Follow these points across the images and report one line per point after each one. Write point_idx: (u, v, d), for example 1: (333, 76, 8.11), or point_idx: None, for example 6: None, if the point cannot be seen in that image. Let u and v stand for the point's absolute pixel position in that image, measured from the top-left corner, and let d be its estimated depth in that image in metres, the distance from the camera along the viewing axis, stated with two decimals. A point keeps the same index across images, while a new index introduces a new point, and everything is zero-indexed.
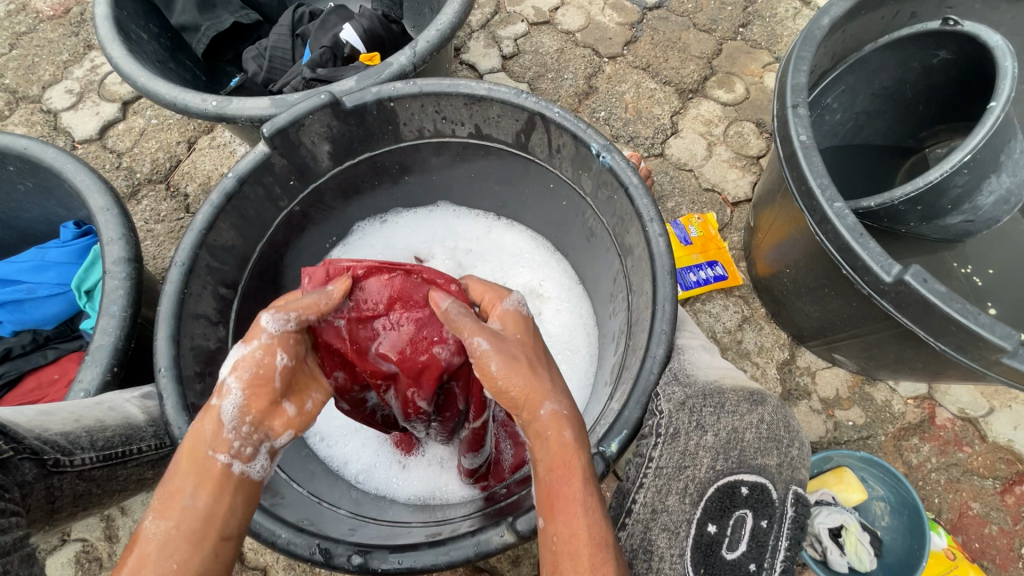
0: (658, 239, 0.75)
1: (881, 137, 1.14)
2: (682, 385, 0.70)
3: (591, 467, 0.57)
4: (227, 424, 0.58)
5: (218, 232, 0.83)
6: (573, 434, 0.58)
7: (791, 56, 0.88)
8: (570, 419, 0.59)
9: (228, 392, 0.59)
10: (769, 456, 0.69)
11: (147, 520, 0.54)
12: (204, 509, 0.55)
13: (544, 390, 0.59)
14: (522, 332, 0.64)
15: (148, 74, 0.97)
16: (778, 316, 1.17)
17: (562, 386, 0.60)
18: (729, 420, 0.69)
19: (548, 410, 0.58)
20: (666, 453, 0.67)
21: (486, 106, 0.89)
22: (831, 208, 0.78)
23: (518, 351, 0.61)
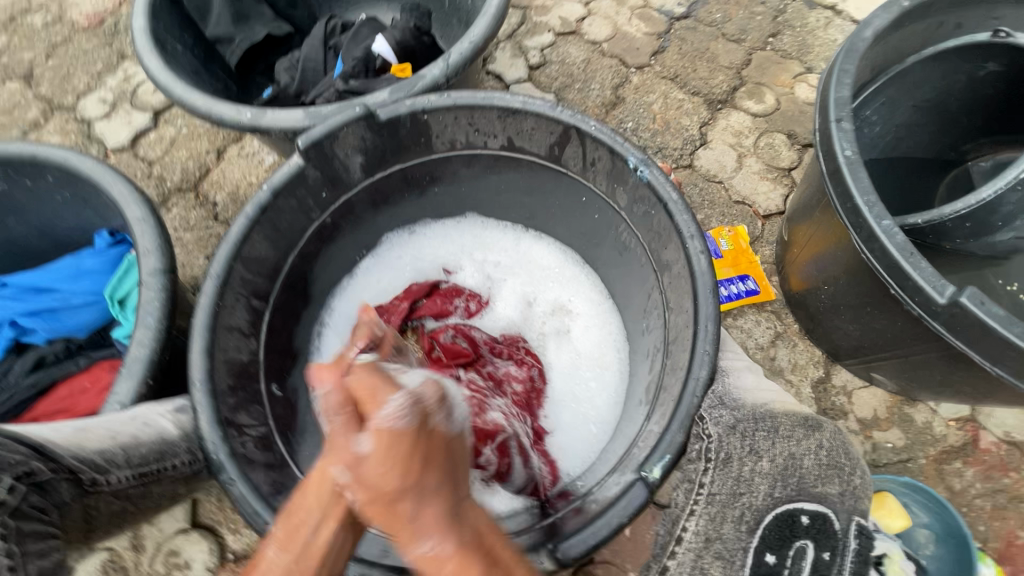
0: (699, 257, 0.73)
1: (921, 150, 1.10)
2: (731, 408, 0.72)
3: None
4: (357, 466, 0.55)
5: (252, 244, 0.83)
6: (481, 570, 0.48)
7: (834, 69, 0.86)
8: (449, 551, 0.48)
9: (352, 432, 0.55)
10: (830, 484, 0.65)
11: (271, 549, 0.54)
12: (325, 545, 0.54)
13: (411, 526, 0.49)
14: (406, 464, 0.50)
15: (183, 86, 0.98)
16: (813, 332, 1.14)
17: (435, 516, 0.49)
18: (785, 445, 0.67)
19: (430, 548, 0.48)
20: (719, 479, 0.65)
21: (521, 118, 0.89)
22: (879, 225, 0.75)
23: (386, 467, 0.50)
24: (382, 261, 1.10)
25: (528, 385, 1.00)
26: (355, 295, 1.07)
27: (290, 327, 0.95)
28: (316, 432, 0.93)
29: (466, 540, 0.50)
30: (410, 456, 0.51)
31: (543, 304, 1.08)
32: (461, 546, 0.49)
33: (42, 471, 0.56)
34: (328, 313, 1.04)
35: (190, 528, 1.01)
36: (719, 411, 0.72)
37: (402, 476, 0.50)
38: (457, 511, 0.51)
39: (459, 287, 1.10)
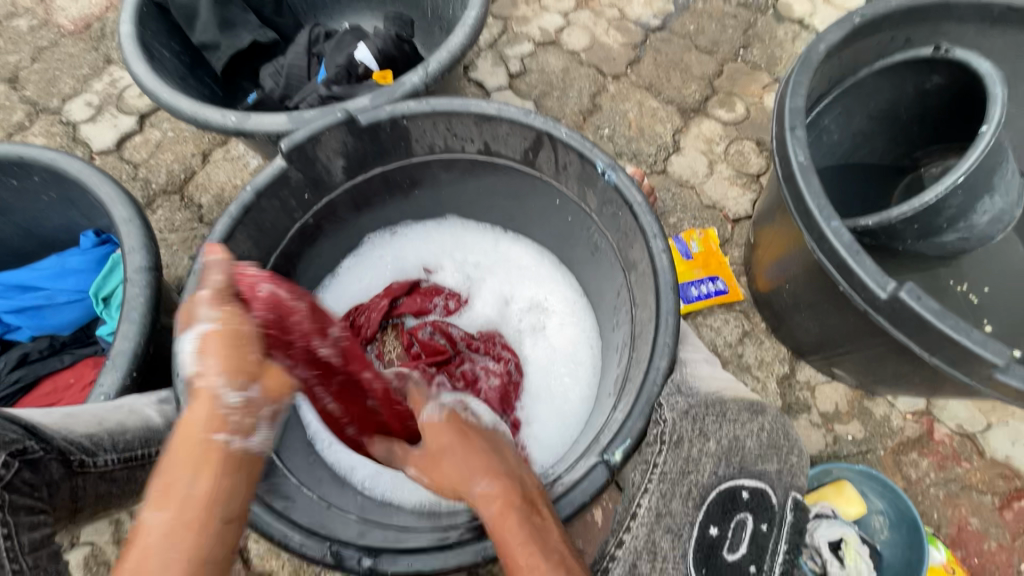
0: (660, 255, 0.78)
1: (877, 158, 1.17)
2: (682, 394, 0.71)
3: (522, 504, 0.62)
4: (220, 403, 0.55)
5: (236, 242, 0.86)
6: (509, 505, 0.62)
7: (789, 81, 0.92)
8: (497, 491, 0.63)
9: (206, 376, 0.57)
10: (768, 463, 0.72)
11: (144, 513, 0.50)
12: (203, 495, 0.51)
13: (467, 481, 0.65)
14: (455, 433, 0.71)
15: (169, 90, 1.01)
16: (778, 330, 1.19)
17: (478, 467, 0.65)
18: (730, 428, 0.72)
19: (482, 490, 0.63)
20: (670, 460, 0.70)
21: (496, 124, 0.93)
22: (828, 226, 0.80)
23: (440, 452, 0.70)
24: (366, 262, 1.14)
25: (504, 379, 1.04)
26: (342, 294, 1.12)
27: None
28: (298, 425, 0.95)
29: (509, 482, 0.64)
30: (454, 431, 0.72)
31: (521, 302, 1.12)
32: (507, 486, 0.64)
33: (35, 450, 0.59)
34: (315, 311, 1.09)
35: None
36: (675, 398, 0.71)
37: (449, 447, 0.69)
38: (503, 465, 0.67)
39: (440, 286, 1.14)
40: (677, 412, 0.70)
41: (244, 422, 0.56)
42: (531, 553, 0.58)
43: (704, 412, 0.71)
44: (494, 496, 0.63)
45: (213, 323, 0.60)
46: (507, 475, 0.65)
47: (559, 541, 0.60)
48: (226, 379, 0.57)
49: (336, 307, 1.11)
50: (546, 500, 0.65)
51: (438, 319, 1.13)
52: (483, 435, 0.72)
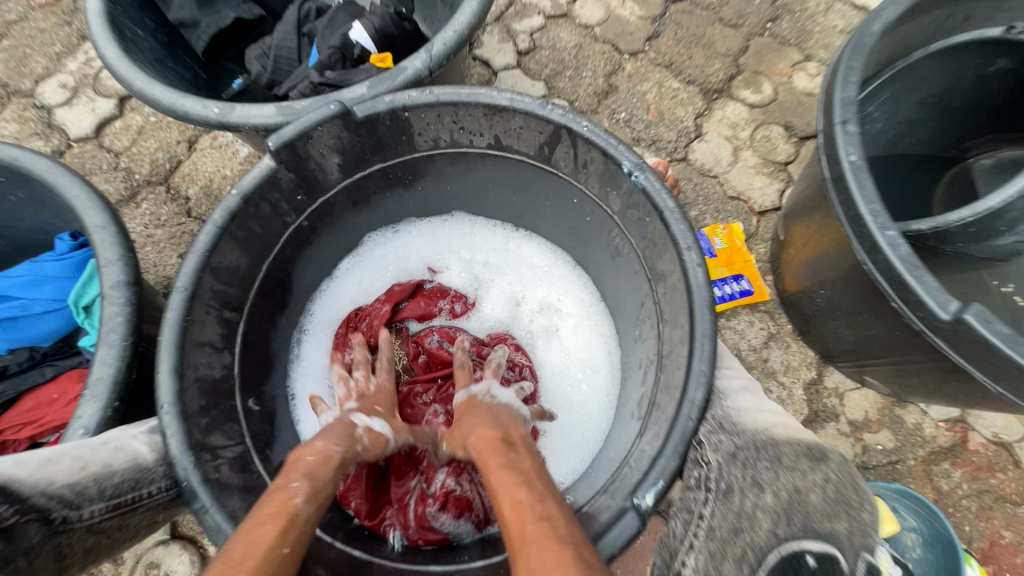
0: (696, 270, 0.69)
1: (921, 147, 1.07)
2: (730, 434, 0.66)
3: (511, 453, 0.68)
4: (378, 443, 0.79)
5: (222, 252, 0.78)
6: (498, 440, 0.70)
7: (839, 67, 0.82)
8: (492, 436, 0.71)
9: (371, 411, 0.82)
10: (839, 521, 0.59)
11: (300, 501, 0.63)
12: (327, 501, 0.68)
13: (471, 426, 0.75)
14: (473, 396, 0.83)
15: (145, 78, 0.91)
16: (807, 334, 1.11)
17: (483, 419, 0.75)
18: (790, 478, 0.62)
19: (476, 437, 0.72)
20: (718, 512, 0.61)
21: (508, 116, 0.83)
22: (883, 237, 0.71)
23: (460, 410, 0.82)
24: (369, 262, 1.06)
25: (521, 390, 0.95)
26: (342, 296, 1.04)
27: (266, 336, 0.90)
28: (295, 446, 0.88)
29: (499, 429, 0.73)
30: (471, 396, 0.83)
31: (533, 305, 1.05)
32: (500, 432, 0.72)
33: (5, 514, 0.51)
34: (315, 315, 1.01)
35: (170, 540, 0.98)
36: (718, 436, 0.66)
37: (467, 408, 0.80)
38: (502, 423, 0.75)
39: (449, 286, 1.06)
40: (724, 454, 0.64)
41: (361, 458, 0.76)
42: (504, 473, 0.64)
43: (756, 454, 0.64)
44: (482, 436, 0.71)
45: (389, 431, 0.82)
46: (497, 424, 0.74)
47: (539, 471, 0.66)
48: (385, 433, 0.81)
49: (337, 312, 1.03)
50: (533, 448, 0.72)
51: (443, 323, 1.06)
52: (499, 410, 0.79)
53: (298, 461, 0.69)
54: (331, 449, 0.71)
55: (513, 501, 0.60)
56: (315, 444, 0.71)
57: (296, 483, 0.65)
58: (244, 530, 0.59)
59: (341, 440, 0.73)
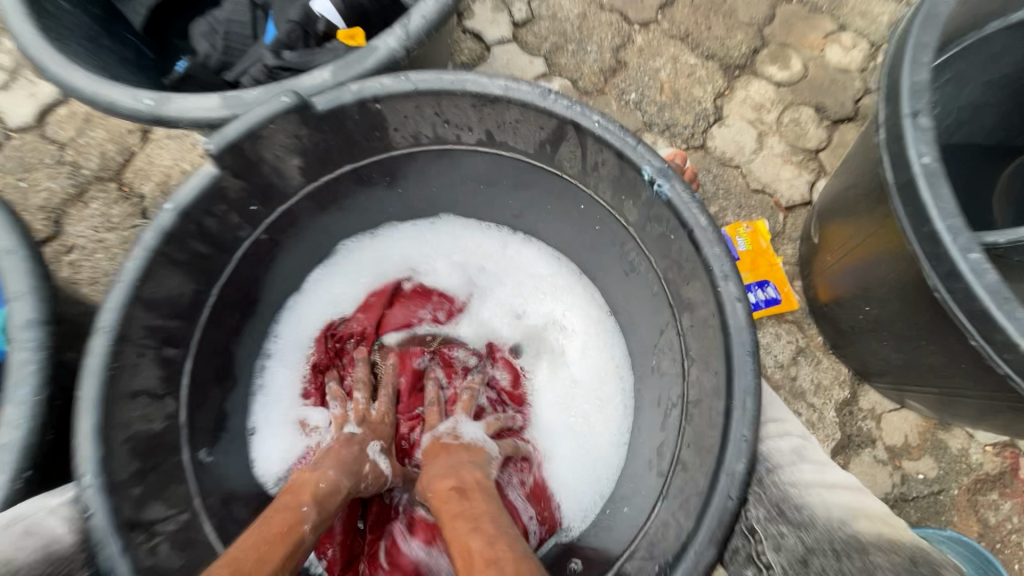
0: (735, 306, 0.56)
1: (983, 135, 0.92)
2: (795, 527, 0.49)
3: (467, 504, 0.61)
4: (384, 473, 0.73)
5: (158, 281, 0.64)
6: (456, 482, 0.64)
7: (907, 43, 0.66)
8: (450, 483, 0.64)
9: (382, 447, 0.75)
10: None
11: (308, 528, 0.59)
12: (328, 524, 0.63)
13: (431, 470, 0.68)
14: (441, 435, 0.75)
15: (64, 62, 0.76)
16: (841, 349, 0.98)
17: (445, 461, 0.68)
18: None
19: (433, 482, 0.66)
20: None
21: (502, 108, 0.68)
22: (966, 260, 0.58)
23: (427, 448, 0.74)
24: (339, 270, 0.89)
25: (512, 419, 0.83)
26: (309, 314, 0.86)
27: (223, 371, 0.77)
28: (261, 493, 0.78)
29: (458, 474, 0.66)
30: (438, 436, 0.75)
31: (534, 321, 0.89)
32: (458, 478, 0.65)
33: None
34: (277, 337, 0.84)
35: None
36: (780, 528, 0.50)
37: (432, 448, 0.73)
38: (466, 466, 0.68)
39: (441, 294, 0.90)
40: (790, 558, 0.47)
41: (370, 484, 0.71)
42: (458, 520, 0.59)
43: (835, 565, 0.45)
44: (437, 487, 0.64)
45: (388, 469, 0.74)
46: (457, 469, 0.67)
47: (508, 523, 0.60)
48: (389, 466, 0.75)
49: (303, 332, 0.86)
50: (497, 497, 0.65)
51: (429, 329, 0.89)
52: (461, 454, 0.70)
53: (307, 486, 0.64)
54: (341, 482, 0.65)
55: (463, 551, 0.56)
56: (327, 471, 0.66)
57: (306, 507, 0.61)
58: (251, 543, 0.55)
59: (348, 475, 0.67)
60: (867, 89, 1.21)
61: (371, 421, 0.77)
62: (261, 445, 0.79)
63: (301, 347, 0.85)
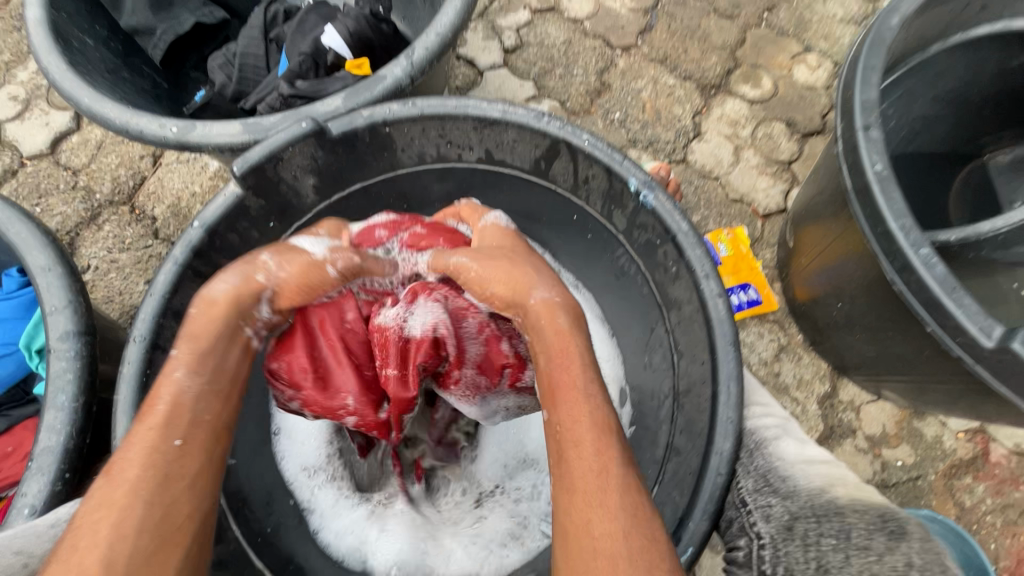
0: (716, 300, 0.63)
1: (936, 144, 1.01)
2: (781, 497, 0.54)
3: (589, 350, 0.56)
4: (277, 274, 0.60)
5: (186, 293, 0.70)
6: (567, 319, 0.57)
7: (858, 65, 0.75)
8: (563, 304, 0.58)
9: (278, 261, 0.60)
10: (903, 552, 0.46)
11: (178, 370, 0.53)
12: (232, 369, 0.57)
13: (532, 280, 0.59)
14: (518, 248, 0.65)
15: (92, 93, 0.82)
16: (820, 345, 1.06)
17: (549, 278, 0.60)
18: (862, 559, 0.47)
19: (542, 297, 0.58)
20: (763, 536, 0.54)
21: (500, 130, 0.75)
22: (917, 255, 0.65)
23: (495, 254, 0.63)
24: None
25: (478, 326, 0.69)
26: None
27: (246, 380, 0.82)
28: (283, 488, 0.83)
29: (569, 295, 0.59)
30: (506, 242, 0.66)
31: None
32: (571, 304, 0.58)
33: None
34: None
35: None
36: (767, 498, 0.56)
37: (501, 260, 0.62)
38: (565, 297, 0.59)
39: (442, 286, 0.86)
40: (777, 526, 0.53)
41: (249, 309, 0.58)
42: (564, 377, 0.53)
43: (816, 527, 0.51)
44: (549, 317, 0.57)
45: (324, 255, 0.64)
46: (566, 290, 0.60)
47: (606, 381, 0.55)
48: (285, 274, 0.60)
49: None
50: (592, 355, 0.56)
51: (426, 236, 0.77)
52: (492, 267, 0.61)
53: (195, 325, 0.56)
54: (219, 294, 0.56)
55: (597, 427, 0.51)
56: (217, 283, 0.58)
57: (179, 364, 0.53)
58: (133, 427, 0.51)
59: (232, 277, 0.58)
60: (832, 105, 1.30)
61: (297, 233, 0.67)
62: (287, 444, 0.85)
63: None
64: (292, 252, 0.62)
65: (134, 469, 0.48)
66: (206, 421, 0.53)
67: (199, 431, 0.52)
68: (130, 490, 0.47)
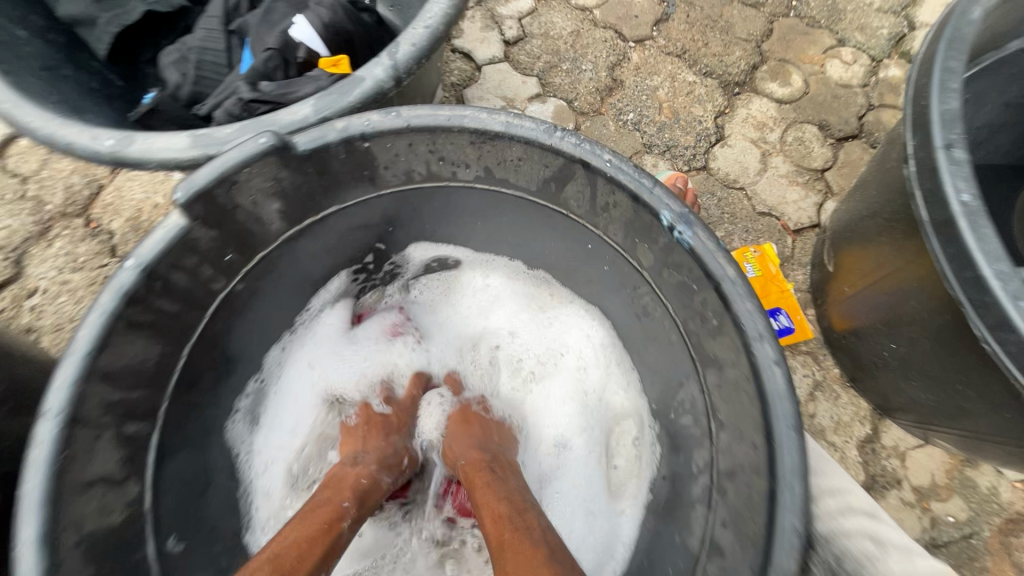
0: (771, 369, 0.50)
1: (1001, 155, 0.88)
2: None
3: (499, 466, 0.68)
4: (377, 471, 0.69)
5: (117, 349, 0.57)
6: (482, 453, 0.70)
7: (934, 68, 0.62)
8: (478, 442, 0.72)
9: (376, 461, 0.70)
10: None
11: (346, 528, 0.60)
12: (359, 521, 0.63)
13: (455, 430, 0.75)
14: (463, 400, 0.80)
15: (16, 98, 0.69)
16: (863, 384, 0.93)
17: (471, 422, 0.75)
18: None
19: (470, 441, 0.72)
20: None
21: (502, 145, 0.62)
22: (1019, 310, 0.52)
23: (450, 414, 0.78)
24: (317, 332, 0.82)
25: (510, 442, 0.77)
26: (291, 377, 0.80)
27: (201, 442, 0.69)
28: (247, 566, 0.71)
29: (489, 435, 0.74)
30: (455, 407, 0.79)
31: (537, 356, 0.83)
32: (489, 441, 0.73)
33: None
34: (267, 404, 0.78)
35: None
36: None
37: (453, 421, 0.76)
38: (493, 440, 0.73)
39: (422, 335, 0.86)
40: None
41: (371, 480, 0.67)
42: (489, 488, 0.63)
43: None
44: (473, 451, 0.70)
45: (398, 458, 0.73)
46: (488, 431, 0.75)
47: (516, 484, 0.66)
48: (384, 469, 0.70)
49: (286, 395, 0.79)
50: (513, 467, 0.70)
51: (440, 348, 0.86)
52: (483, 423, 0.76)
53: (349, 481, 0.65)
54: (379, 480, 0.68)
55: (495, 513, 0.60)
56: (369, 466, 0.69)
57: (347, 502, 0.62)
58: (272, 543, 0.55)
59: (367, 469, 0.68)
60: (870, 105, 1.17)
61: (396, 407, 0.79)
62: (256, 484, 0.74)
63: (297, 411, 0.79)
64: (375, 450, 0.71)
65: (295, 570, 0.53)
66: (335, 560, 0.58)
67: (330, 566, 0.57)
68: None
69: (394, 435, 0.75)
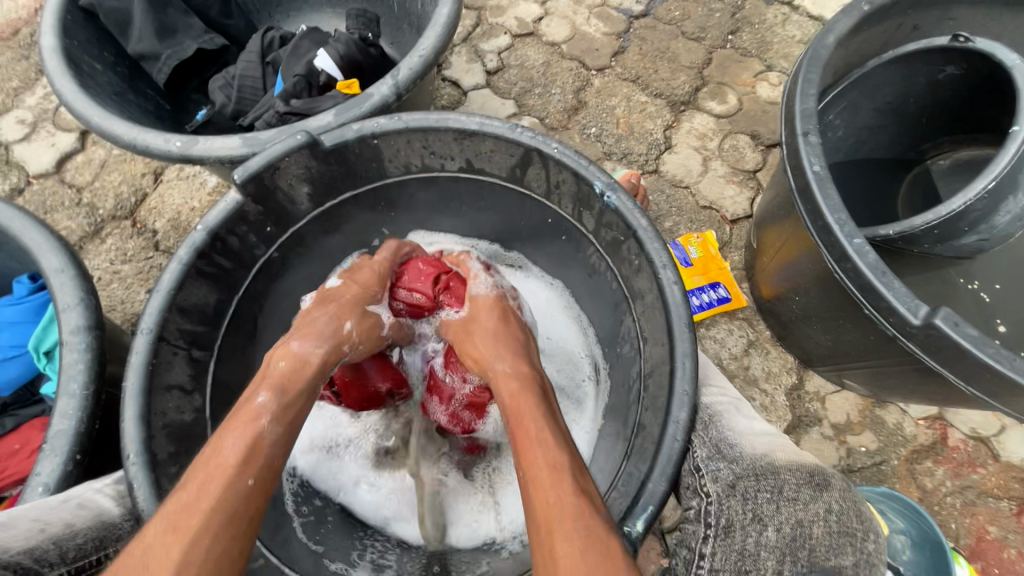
0: (672, 288, 0.69)
1: (883, 151, 1.10)
2: (729, 461, 0.60)
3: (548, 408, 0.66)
4: (305, 350, 0.71)
5: (189, 290, 0.75)
6: (519, 385, 0.69)
7: (797, 78, 0.84)
8: (520, 374, 0.70)
9: (305, 339, 0.72)
10: (844, 554, 0.52)
11: (265, 423, 0.62)
12: (299, 414, 0.66)
13: (489, 355, 0.74)
14: (500, 313, 0.80)
15: (103, 112, 0.89)
16: (786, 340, 1.12)
17: (506, 351, 0.73)
18: (790, 510, 0.54)
19: (501, 366, 0.72)
20: (721, 553, 0.55)
21: (478, 140, 0.83)
22: (851, 244, 0.73)
23: (478, 313, 0.80)
24: None
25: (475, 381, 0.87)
26: None
27: (243, 377, 0.87)
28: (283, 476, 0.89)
29: (529, 366, 0.72)
30: (489, 313, 0.80)
31: None
32: (528, 372, 0.71)
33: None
34: None
35: None
36: (717, 463, 0.61)
37: (481, 328, 0.78)
38: (533, 371, 0.72)
39: None
40: (722, 484, 0.58)
41: (299, 366, 0.69)
42: (534, 449, 0.61)
43: (755, 484, 0.57)
44: (511, 385, 0.69)
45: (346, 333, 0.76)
46: (529, 364, 0.73)
47: (565, 431, 0.64)
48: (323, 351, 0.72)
49: None
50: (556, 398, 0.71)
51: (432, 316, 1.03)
52: (506, 334, 0.76)
53: (271, 370, 0.68)
54: (305, 357, 0.70)
55: (552, 465, 0.59)
56: (289, 348, 0.71)
57: (263, 398, 0.65)
58: (204, 464, 0.59)
59: (314, 346, 0.72)
60: None
61: (357, 280, 0.83)
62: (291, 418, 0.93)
63: None
64: (315, 337, 0.73)
65: (205, 496, 0.55)
66: (278, 457, 0.62)
67: (268, 473, 0.61)
68: (210, 506, 0.55)
69: (345, 316, 0.77)
